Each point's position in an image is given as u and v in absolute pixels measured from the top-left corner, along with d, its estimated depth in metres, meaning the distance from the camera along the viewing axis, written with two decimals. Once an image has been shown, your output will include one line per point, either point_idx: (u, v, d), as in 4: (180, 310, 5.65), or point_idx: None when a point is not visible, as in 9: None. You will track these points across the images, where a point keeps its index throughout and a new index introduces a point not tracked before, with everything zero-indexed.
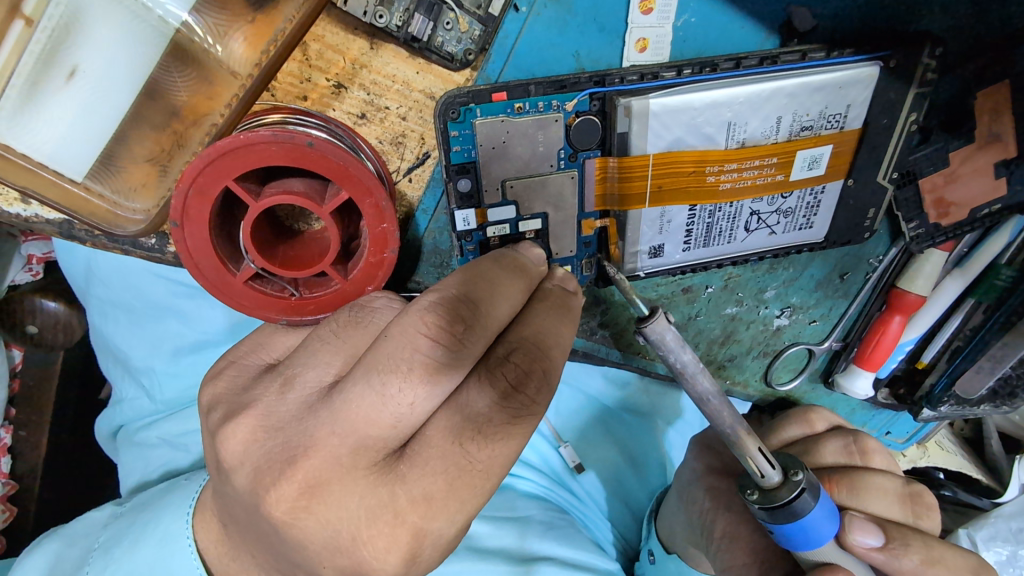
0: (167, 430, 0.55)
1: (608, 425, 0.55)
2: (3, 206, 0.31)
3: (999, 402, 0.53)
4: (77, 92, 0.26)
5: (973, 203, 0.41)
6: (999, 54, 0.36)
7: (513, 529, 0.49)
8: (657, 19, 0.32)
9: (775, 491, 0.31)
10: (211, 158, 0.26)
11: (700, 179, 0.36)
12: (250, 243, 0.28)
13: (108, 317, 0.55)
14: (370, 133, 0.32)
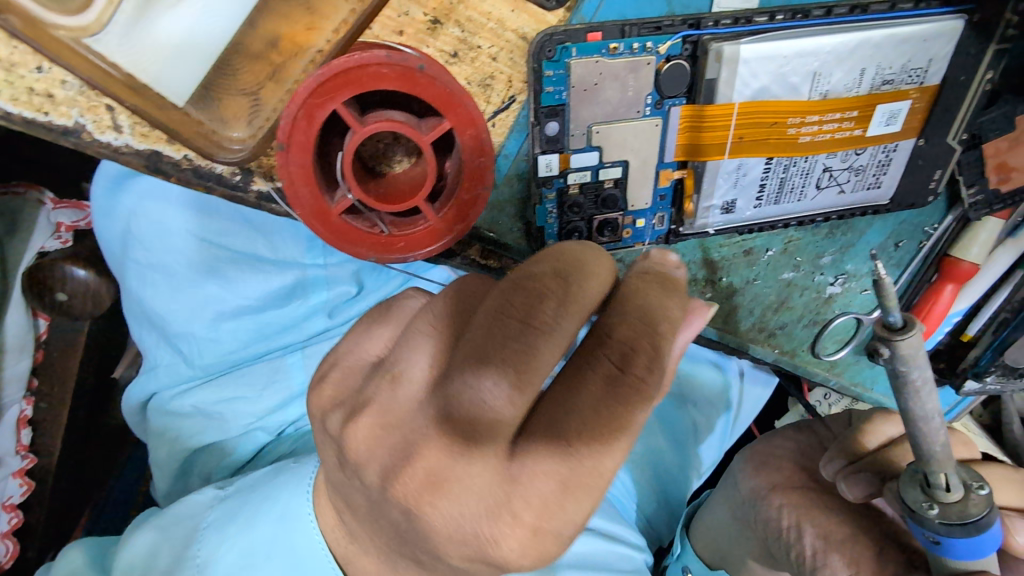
0: (202, 398, 0.56)
1: None
2: (92, 134, 0.30)
3: None
4: (189, 11, 0.26)
5: None
6: None
7: None
8: None
9: (962, 509, 0.26)
10: (324, 77, 0.25)
11: (782, 131, 0.36)
12: (350, 173, 0.28)
13: (146, 283, 0.53)
14: (460, 73, 0.32)
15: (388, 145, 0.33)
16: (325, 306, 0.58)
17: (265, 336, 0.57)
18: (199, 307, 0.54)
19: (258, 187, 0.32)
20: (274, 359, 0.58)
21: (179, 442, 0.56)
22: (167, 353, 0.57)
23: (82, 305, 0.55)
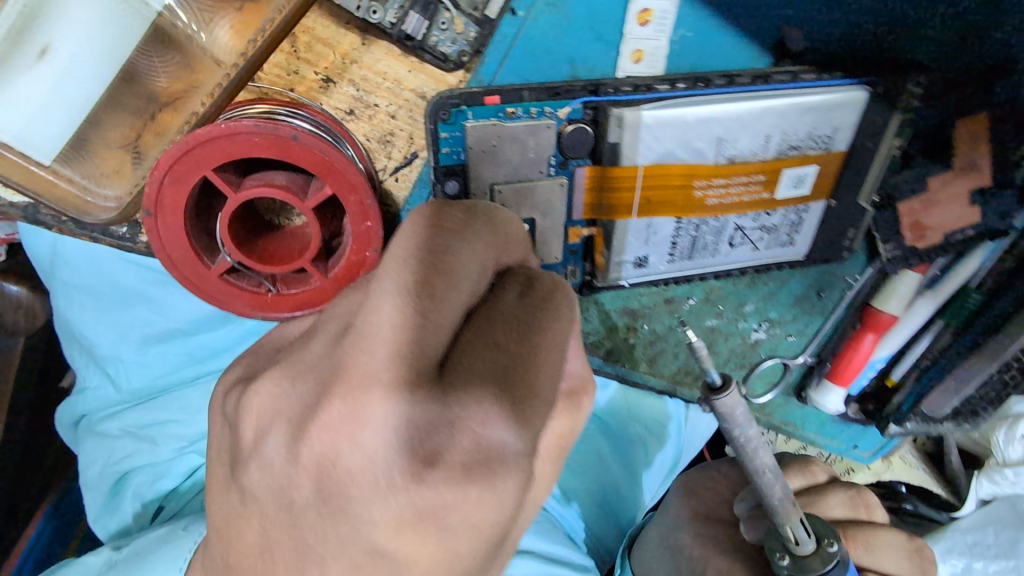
0: (131, 420, 0.54)
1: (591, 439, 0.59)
2: None
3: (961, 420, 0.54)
4: (49, 72, 0.25)
5: (948, 228, 0.41)
6: (982, 85, 0.36)
7: None
8: (653, 32, 0.32)
9: (808, 561, 0.33)
10: (190, 145, 0.25)
11: (688, 194, 0.36)
12: (228, 236, 0.28)
13: (74, 302, 0.51)
14: (358, 130, 0.32)
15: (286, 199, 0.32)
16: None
17: (202, 361, 0.53)
18: (129, 328, 0.52)
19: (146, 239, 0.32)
20: (207, 383, 0.53)
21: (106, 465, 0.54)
22: (97, 376, 0.55)
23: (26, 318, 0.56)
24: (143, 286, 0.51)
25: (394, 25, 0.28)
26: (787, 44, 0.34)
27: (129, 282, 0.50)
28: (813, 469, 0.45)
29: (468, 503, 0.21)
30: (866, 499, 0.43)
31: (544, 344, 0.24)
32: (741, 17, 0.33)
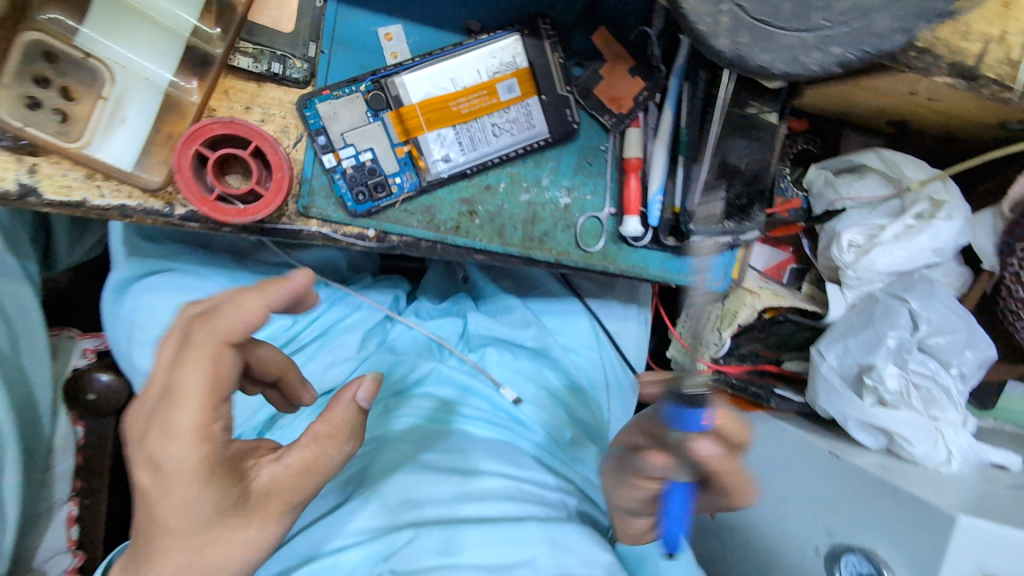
0: None
1: (527, 376, 0.94)
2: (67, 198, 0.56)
3: (739, 218, 0.81)
4: (131, 123, 0.57)
5: (630, 94, 0.73)
6: (584, 22, 0.71)
7: (465, 457, 0.79)
8: (396, 42, 0.65)
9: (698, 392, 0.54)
10: (188, 135, 0.57)
11: (449, 110, 0.66)
12: (213, 177, 0.59)
13: (140, 346, 0.81)
14: (269, 129, 0.62)
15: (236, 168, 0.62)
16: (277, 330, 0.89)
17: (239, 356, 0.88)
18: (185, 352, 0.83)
19: (180, 209, 0.59)
20: None
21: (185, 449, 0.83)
22: None
23: (103, 404, 0.91)
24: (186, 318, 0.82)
25: (270, 73, 0.61)
26: (472, 28, 0.67)
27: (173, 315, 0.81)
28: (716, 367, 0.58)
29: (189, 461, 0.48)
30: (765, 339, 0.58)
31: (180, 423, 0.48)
32: (440, 22, 0.66)
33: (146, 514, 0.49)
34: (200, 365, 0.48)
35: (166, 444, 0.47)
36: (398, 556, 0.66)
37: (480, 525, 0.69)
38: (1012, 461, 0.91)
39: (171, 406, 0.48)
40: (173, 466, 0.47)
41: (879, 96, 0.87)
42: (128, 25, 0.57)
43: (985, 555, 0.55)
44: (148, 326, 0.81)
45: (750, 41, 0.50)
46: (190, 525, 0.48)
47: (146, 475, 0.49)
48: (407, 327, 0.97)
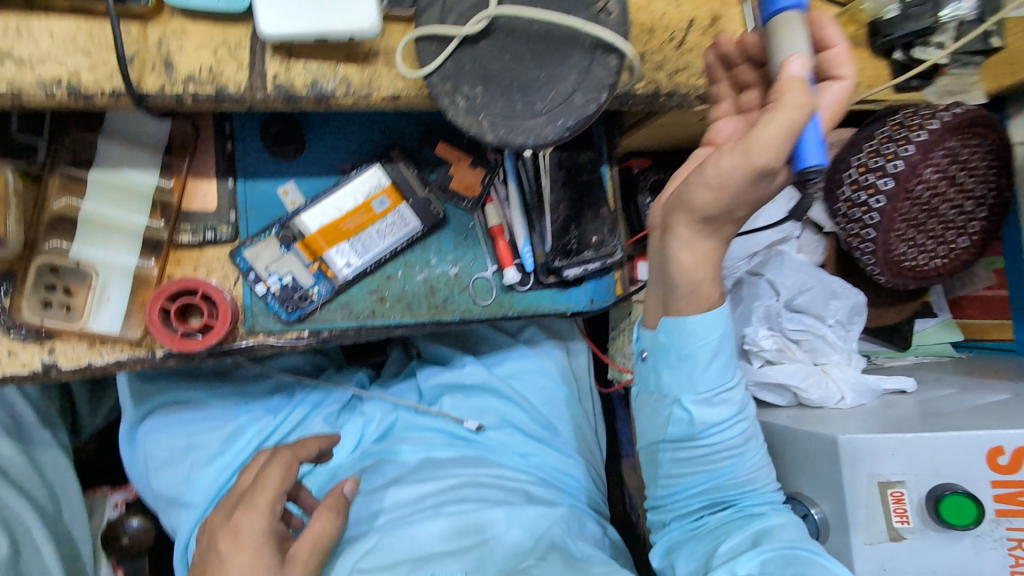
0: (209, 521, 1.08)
1: (481, 406, 1.21)
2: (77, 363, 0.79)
3: (595, 245, 1.00)
4: (115, 298, 0.80)
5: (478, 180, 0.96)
6: (427, 141, 0.96)
7: (435, 471, 1.12)
8: (292, 194, 0.89)
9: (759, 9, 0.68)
10: (154, 298, 0.80)
11: (340, 230, 0.90)
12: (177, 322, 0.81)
13: (161, 470, 1.11)
14: (213, 278, 0.85)
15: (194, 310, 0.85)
16: (256, 431, 1.14)
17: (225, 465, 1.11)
18: (189, 466, 1.11)
19: (158, 351, 0.82)
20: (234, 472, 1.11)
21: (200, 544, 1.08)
22: (184, 511, 1.11)
23: (137, 547, 1.18)
24: (188, 441, 1.12)
25: (207, 240, 0.84)
26: (346, 169, 0.92)
27: (180, 442, 1.12)
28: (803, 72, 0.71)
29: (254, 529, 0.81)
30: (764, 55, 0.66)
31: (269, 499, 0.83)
32: (320, 171, 0.91)
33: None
34: (253, 510, 0.82)
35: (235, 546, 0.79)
36: (369, 559, 0.98)
37: (445, 520, 1.02)
38: (906, 385, 1.03)
39: (238, 528, 0.81)
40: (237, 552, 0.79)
41: (684, 126, 1.11)
42: (101, 234, 0.79)
43: (868, 466, 0.82)
44: (160, 455, 1.11)
45: (506, 132, 0.72)
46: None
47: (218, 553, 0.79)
48: (374, 399, 1.23)
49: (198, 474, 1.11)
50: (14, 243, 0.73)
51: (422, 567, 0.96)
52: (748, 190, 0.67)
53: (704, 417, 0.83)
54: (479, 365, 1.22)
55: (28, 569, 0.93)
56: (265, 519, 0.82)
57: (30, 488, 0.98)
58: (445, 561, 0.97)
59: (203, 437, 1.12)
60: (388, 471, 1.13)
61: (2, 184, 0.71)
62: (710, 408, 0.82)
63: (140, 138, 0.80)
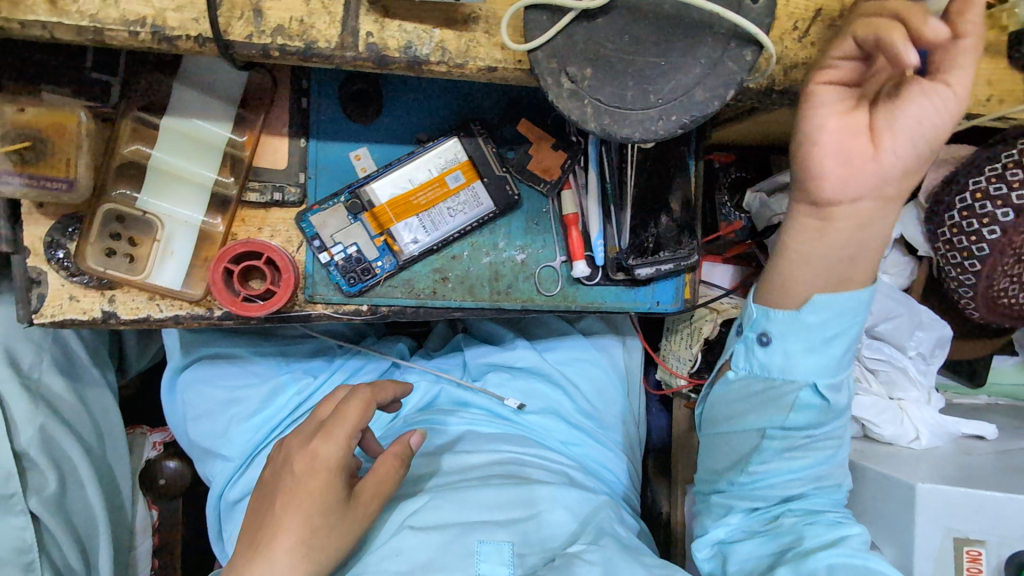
0: (244, 477, 1.06)
1: (524, 389, 1.18)
2: (135, 315, 0.77)
3: (672, 245, 0.95)
4: (178, 254, 0.77)
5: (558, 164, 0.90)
6: (509, 116, 0.89)
7: (480, 444, 1.09)
8: (364, 159, 0.84)
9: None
10: (220, 257, 0.77)
11: (411, 203, 0.85)
12: (239, 285, 0.78)
13: (200, 421, 1.08)
14: (277, 241, 0.81)
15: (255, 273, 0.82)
16: (296, 392, 1.10)
17: (262, 424, 1.08)
18: (230, 420, 1.08)
19: (216, 311, 0.79)
20: (272, 433, 1.07)
21: (235, 496, 1.06)
22: (220, 464, 1.09)
23: (172, 487, 1.19)
24: (229, 396, 1.08)
25: (273, 200, 0.80)
26: (422, 139, 0.86)
27: (221, 397, 1.08)
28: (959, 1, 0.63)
29: (314, 469, 0.80)
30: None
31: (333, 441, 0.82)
32: (396, 138, 0.85)
33: (285, 521, 0.77)
34: (329, 442, 0.81)
35: (309, 473, 0.80)
36: (416, 516, 0.90)
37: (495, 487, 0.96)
38: (986, 431, 0.96)
39: (311, 459, 0.80)
40: (308, 482, 0.79)
41: (781, 125, 1.02)
42: (171, 186, 0.76)
43: (949, 518, 0.77)
44: (200, 406, 1.07)
45: (612, 122, 0.65)
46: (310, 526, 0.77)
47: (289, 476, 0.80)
48: (415, 368, 1.19)
49: (236, 429, 1.08)
50: (85, 187, 0.70)
51: (469, 533, 0.89)
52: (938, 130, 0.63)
53: (789, 414, 0.79)
54: (526, 350, 1.19)
55: (72, 503, 0.95)
56: (341, 451, 0.81)
57: (77, 424, 0.98)
58: (494, 529, 0.90)
59: (245, 392, 1.09)
60: (431, 441, 1.10)
61: (76, 124, 0.69)
62: (797, 407, 0.79)
63: (217, 87, 0.75)
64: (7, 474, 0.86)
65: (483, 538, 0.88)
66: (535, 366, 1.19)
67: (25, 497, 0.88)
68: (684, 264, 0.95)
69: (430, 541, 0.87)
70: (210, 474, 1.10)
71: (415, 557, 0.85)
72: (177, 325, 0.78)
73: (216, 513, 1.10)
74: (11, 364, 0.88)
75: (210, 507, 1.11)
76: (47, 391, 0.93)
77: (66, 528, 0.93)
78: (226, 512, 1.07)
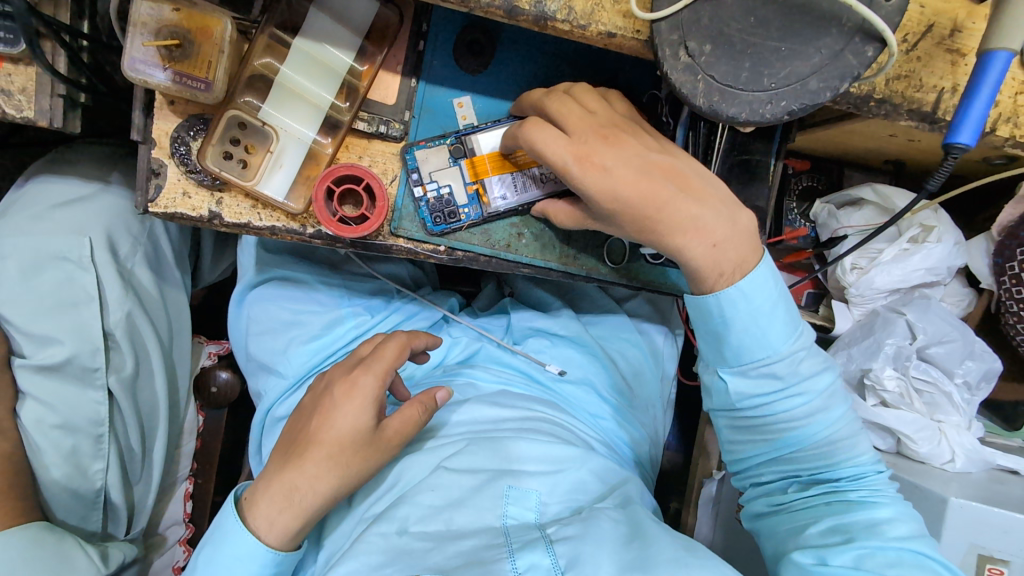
0: (296, 398, 1.11)
1: (568, 359, 1.19)
2: (237, 219, 0.82)
3: None
4: (286, 167, 0.82)
5: None
6: (607, 87, 0.92)
7: (515, 401, 1.10)
8: (466, 108, 0.88)
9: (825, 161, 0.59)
10: (325, 176, 0.81)
11: (505, 158, 0.88)
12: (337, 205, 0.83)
13: (262, 336, 1.14)
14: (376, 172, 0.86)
15: (349, 197, 0.87)
16: (354, 325, 1.15)
17: (318, 349, 1.13)
18: (289, 340, 1.14)
19: (310, 228, 0.84)
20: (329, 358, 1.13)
21: (282, 416, 1.12)
22: (272, 382, 1.14)
23: (221, 397, 1.23)
24: (292, 318, 1.14)
25: (378, 132, 0.84)
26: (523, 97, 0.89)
27: (285, 316, 1.14)
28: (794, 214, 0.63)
29: (355, 391, 0.85)
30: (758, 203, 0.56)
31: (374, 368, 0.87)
32: (500, 93, 0.89)
33: (317, 438, 0.83)
34: (367, 375, 0.87)
35: (345, 402, 0.85)
36: (452, 459, 0.97)
37: (531, 441, 0.99)
38: (1022, 466, 0.97)
39: (351, 390, 0.86)
40: (343, 412, 0.84)
41: (867, 138, 1.03)
42: (290, 102, 0.81)
43: (973, 534, 0.80)
44: (263, 323, 1.14)
45: (721, 99, 0.68)
46: (337, 447, 0.83)
47: (324, 402, 0.86)
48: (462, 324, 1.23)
49: (294, 350, 1.13)
50: (219, 90, 0.76)
51: (501, 478, 0.94)
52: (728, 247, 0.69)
53: (743, 387, 0.78)
54: (574, 321, 1.22)
55: (141, 389, 1.02)
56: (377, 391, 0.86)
57: (155, 317, 1.04)
58: (523, 477, 0.95)
59: (307, 316, 1.14)
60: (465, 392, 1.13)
61: (221, 30, 0.74)
62: (747, 379, 0.77)
63: (347, 17, 0.80)
64: (95, 349, 0.94)
65: (512, 484, 0.93)
66: (579, 335, 1.21)
67: (106, 373, 0.95)
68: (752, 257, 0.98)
69: (463, 480, 0.94)
70: (262, 391, 1.16)
71: (449, 494, 0.92)
72: (273, 235, 0.83)
73: (261, 429, 1.16)
74: (111, 250, 0.95)
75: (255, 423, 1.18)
76: (136, 282, 1.00)
77: (133, 410, 1.00)
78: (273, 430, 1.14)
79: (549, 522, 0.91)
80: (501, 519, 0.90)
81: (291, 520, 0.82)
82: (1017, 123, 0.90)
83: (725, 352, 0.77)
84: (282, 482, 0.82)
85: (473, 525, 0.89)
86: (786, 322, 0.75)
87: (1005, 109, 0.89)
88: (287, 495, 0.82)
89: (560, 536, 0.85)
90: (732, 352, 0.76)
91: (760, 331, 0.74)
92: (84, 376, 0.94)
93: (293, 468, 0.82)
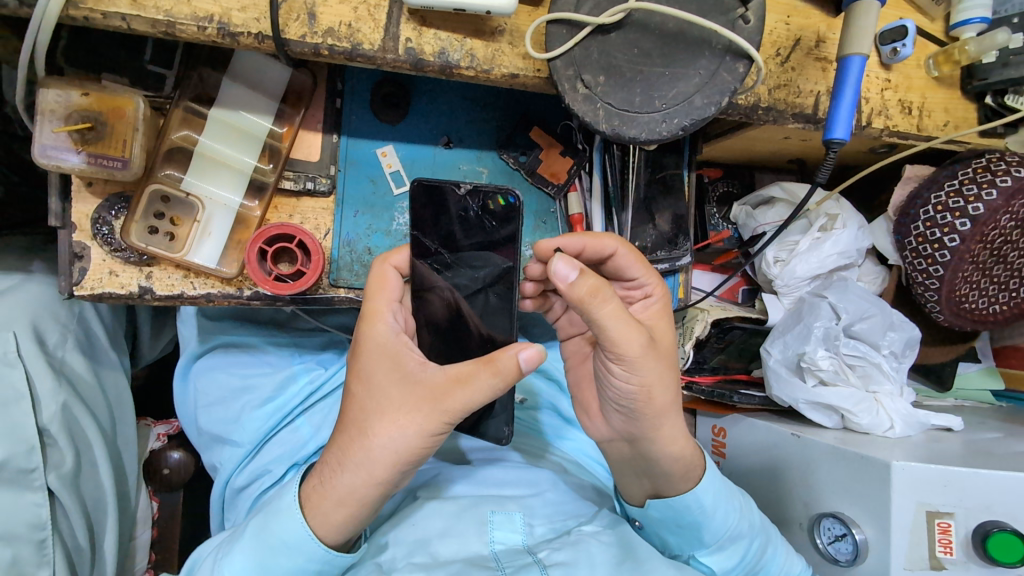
0: (258, 458, 1.08)
1: (527, 386, 1.22)
2: (171, 291, 0.82)
3: (669, 246, 1.02)
4: (215, 234, 0.83)
5: (567, 168, 0.97)
6: (521, 123, 0.97)
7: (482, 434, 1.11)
8: (389, 158, 0.91)
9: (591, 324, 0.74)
10: (255, 238, 0.82)
11: None
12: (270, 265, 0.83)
13: (212, 405, 1.11)
14: (310, 228, 0.87)
15: (283, 254, 0.87)
16: (307, 381, 1.13)
17: (271, 408, 1.11)
18: (242, 403, 1.10)
19: (246, 290, 0.83)
20: (285, 415, 1.10)
21: (245, 479, 1.07)
22: (229, 450, 1.10)
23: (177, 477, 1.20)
24: (242, 381, 1.11)
25: (306, 189, 0.86)
26: (444, 141, 0.94)
27: (235, 380, 1.11)
28: (645, 336, 0.75)
29: (378, 355, 0.72)
30: (583, 311, 0.72)
31: (379, 323, 0.74)
32: (422, 139, 0.93)
33: (364, 452, 0.68)
34: (383, 316, 0.74)
35: (390, 396, 0.69)
36: (426, 489, 0.95)
37: (501, 468, 1.00)
38: (953, 423, 1.04)
39: (396, 369, 0.71)
40: (395, 412, 0.68)
41: (766, 142, 1.13)
42: (212, 170, 0.83)
43: (919, 493, 0.85)
44: (211, 390, 1.10)
45: (621, 123, 0.74)
46: (396, 463, 0.69)
47: (359, 387, 0.72)
48: None
49: (249, 413, 1.10)
50: (137, 167, 0.76)
51: (482, 504, 0.90)
52: (663, 373, 0.78)
53: (720, 557, 0.92)
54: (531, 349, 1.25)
55: (84, 481, 0.97)
56: (442, 370, 0.70)
57: (94, 404, 1.00)
58: (504, 502, 0.91)
59: (254, 377, 1.12)
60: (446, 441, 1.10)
61: (133, 109, 0.75)
62: (722, 551, 0.91)
63: (262, 85, 0.83)
64: (30, 449, 0.88)
65: (494, 509, 0.89)
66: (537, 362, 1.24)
67: (44, 472, 0.90)
68: (682, 265, 1.04)
69: (443, 509, 0.89)
70: (219, 459, 1.11)
71: (430, 526, 0.86)
72: (208, 302, 0.83)
73: (224, 499, 1.10)
74: (37, 341, 0.92)
75: (213, 498, 1.12)
76: (69, 370, 0.96)
77: (77, 506, 0.94)
78: (238, 497, 1.08)
79: (538, 542, 0.87)
80: (488, 545, 0.85)
81: (351, 524, 0.72)
82: (888, 115, 1.00)
83: (700, 535, 0.89)
84: (343, 496, 0.70)
85: (457, 557, 0.83)
86: (742, 507, 0.90)
87: (875, 104, 0.99)
88: (337, 509, 0.71)
89: (552, 561, 0.82)
90: (705, 536, 0.89)
91: (720, 520, 0.88)
92: (19, 479, 0.88)
93: (355, 477, 0.69)
